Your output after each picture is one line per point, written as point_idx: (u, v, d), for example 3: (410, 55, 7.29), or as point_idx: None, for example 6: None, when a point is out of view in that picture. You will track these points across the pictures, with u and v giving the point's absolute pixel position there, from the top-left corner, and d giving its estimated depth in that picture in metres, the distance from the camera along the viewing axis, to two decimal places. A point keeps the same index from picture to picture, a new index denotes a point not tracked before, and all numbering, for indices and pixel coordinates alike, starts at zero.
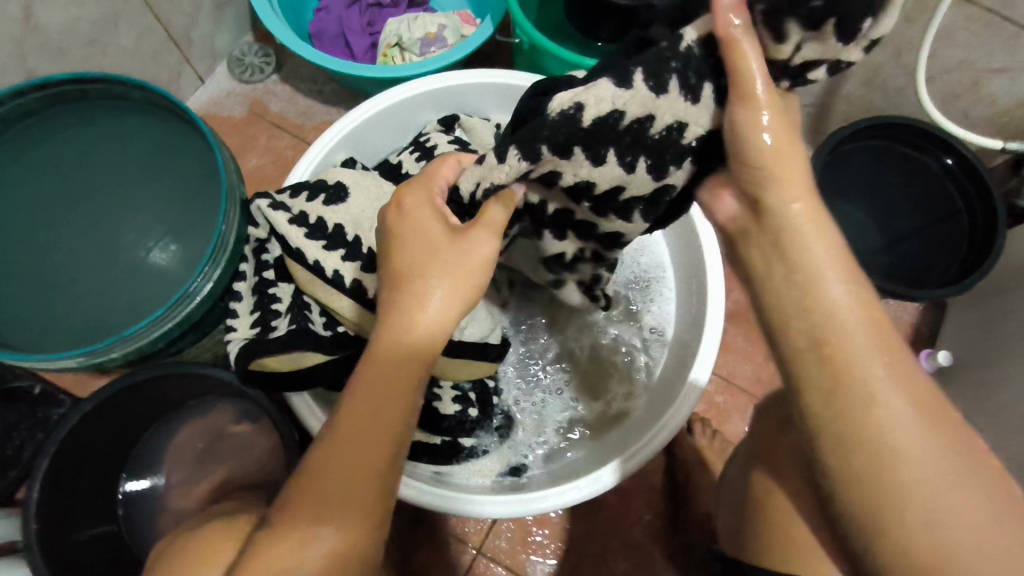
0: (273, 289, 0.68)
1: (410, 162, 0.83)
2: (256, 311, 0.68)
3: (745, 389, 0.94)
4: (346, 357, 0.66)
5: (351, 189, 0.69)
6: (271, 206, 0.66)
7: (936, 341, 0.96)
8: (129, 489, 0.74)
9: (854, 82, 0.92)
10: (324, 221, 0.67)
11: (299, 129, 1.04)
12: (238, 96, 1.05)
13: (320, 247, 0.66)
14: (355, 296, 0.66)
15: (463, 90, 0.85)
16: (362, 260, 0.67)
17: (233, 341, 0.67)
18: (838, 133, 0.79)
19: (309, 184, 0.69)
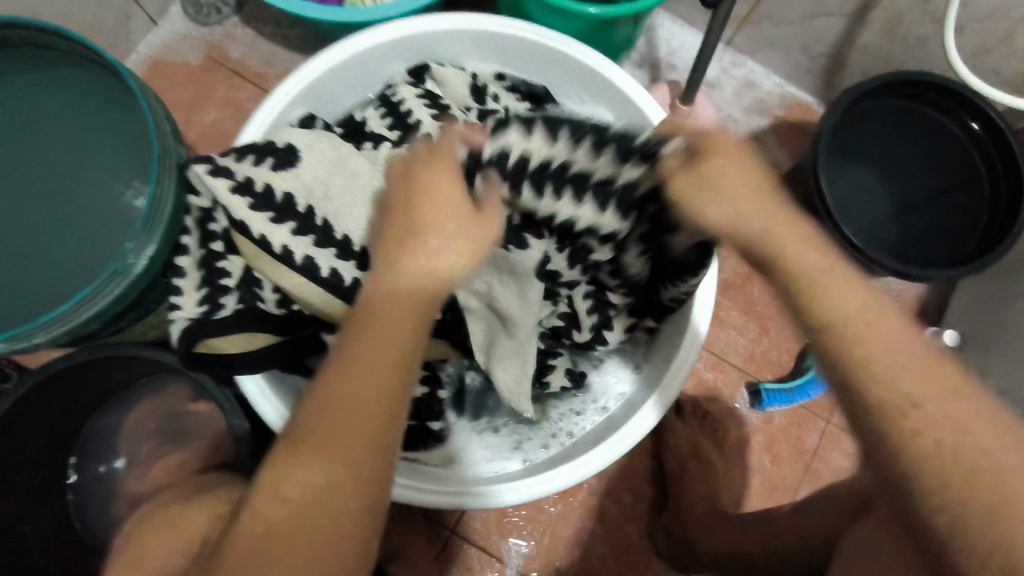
0: (223, 263, 0.62)
1: (376, 120, 0.76)
2: (204, 286, 0.63)
3: (737, 366, 0.89)
4: (301, 338, 0.63)
5: (303, 151, 0.63)
6: (210, 172, 0.59)
7: (942, 318, 0.90)
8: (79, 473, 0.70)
9: (873, 31, 0.83)
10: (272, 189, 0.60)
11: (262, 79, 0.95)
12: (194, 40, 0.95)
13: (268, 219, 0.59)
14: (309, 272, 0.60)
15: (436, 36, 0.77)
16: (315, 233, 0.61)
17: (176, 322, 0.60)
18: (852, 88, 0.71)
19: (257, 146, 0.62)
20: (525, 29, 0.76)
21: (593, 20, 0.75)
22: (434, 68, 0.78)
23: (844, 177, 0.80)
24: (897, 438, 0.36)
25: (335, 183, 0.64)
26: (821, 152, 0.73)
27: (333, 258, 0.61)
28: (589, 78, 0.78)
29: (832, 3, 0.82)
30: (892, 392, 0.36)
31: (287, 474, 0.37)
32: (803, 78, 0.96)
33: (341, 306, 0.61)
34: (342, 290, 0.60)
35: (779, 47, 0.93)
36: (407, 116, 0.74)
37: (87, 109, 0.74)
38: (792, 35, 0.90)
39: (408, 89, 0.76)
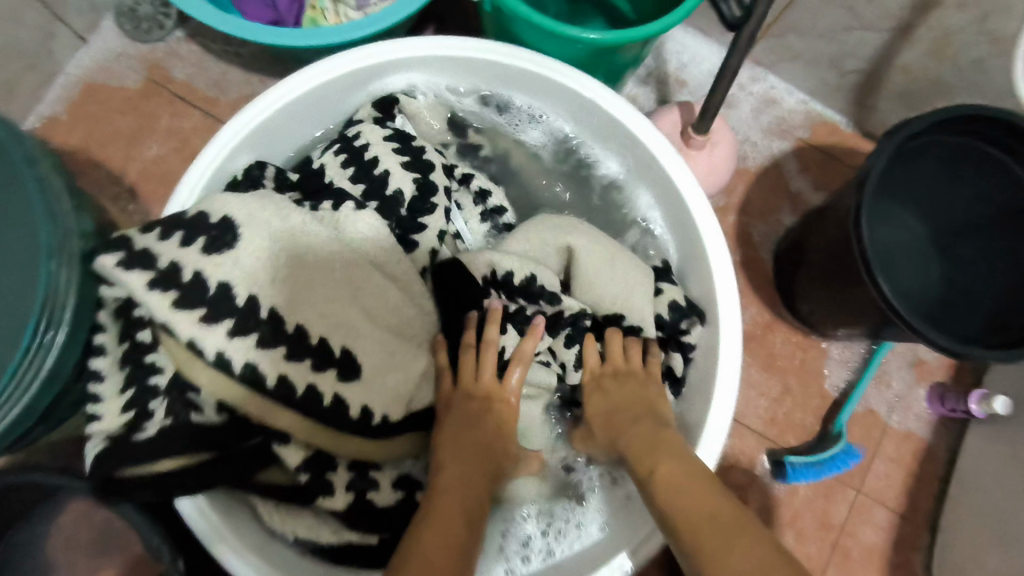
0: (151, 358, 0.52)
1: (335, 167, 0.63)
2: (128, 390, 0.52)
3: (755, 431, 0.79)
4: (248, 453, 0.51)
5: (242, 224, 0.51)
6: (121, 264, 0.47)
7: (984, 373, 0.80)
8: None
9: (917, 48, 0.71)
10: (202, 278, 0.48)
11: (212, 104, 0.82)
12: (132, 59, 0.82)
13: (198, 318, 0.48)
14: (251, 383, 0.49)
15: (406, 64, 0.65)
16: (259, 330, 0.49)
17: (95, 438, 0.50)
18: (903, 129, 0.59)
19: (182, 220, 0.50)
20: (525, 56, 0.64)
21: (593, 47, 0.63)
22: (404, 100, 0.67)
23: (882, 224, 0.68)
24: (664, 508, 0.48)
25: (279, 263, 0.52)
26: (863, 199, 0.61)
27: (282, 361, 0.50)
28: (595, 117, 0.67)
29: (870, 17, 0.70)
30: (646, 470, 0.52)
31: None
32: (831, 95, 0.84)
33: (295, 419, 0.51)
34: (295, 401, 0.50)
35: (804, 61, 0.81)
36: (373, 166, 0.63)
37: None
38: (820, 49, 0.78)
39: (373, 130, 0.64)
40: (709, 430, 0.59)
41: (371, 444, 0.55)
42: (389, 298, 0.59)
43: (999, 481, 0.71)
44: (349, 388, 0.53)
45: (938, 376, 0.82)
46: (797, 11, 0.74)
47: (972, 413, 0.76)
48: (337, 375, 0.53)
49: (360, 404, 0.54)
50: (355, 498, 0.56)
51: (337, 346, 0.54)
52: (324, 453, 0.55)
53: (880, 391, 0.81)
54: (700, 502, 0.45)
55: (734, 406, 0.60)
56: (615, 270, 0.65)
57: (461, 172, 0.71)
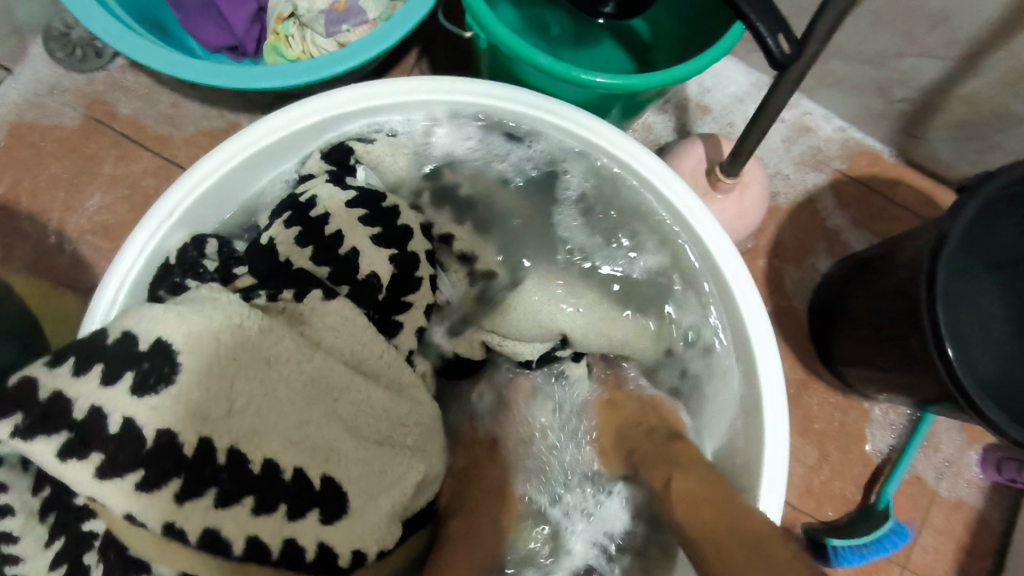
0: (85, 508, 0.42)
1: (287, 240, 0.52)
2: (53, 549, 0.42)
3: (789, 502, 0.71)
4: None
5: (181, 352, 0.41)
6: (22, 434, 0.38)
7: None
8: None
9: (985, 78, 0.61)
10: (135, 429, 0.39)
11: (164, 144, 0.71)
12: (68, 92, 0.71)
13: (131, 485, 0.39)
14: (210, 549, 0.41)
15: (371, 113, 0.54)
16: (217, 484, 0.41)
17: None
18: (997, 178, 0.51)
19: (105, 351, 0.40)
20: (513, 102, 0.52)
21: (598, 92, 0.53)
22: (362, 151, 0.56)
23: (959, 293, 0.57)
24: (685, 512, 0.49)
25: (236, 386, 0.42)
26: (939, 264, 0.52)
27: (249, 518, 0.41)
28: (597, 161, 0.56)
29: (932, 41, 0.61)
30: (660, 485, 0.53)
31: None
32: (874, 123, 0.74)
33: (271, 574, 0.43)
34: (267, 560, 0.42)
35: (845, 86, 0.72)
36: (336, 242, 0.53)
37: None
38: (867, 74, 0.68)
39: (331, 191, 0.54)
40: (768, 483, 0.49)
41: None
42: (374, 403, 0.48)
43: None
44: (333, 529, 0.44)
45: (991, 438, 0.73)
46: (844, 32, 0.65)
47: None
48: (317, 517, 0.44)
49: (349, 548, 0.44)
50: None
51: (318, 479, 0.44)
52: None
53: (928, 457, 0.72)
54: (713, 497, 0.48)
55: (789, 463, 0.50)
56: (611, 334, 0.59)
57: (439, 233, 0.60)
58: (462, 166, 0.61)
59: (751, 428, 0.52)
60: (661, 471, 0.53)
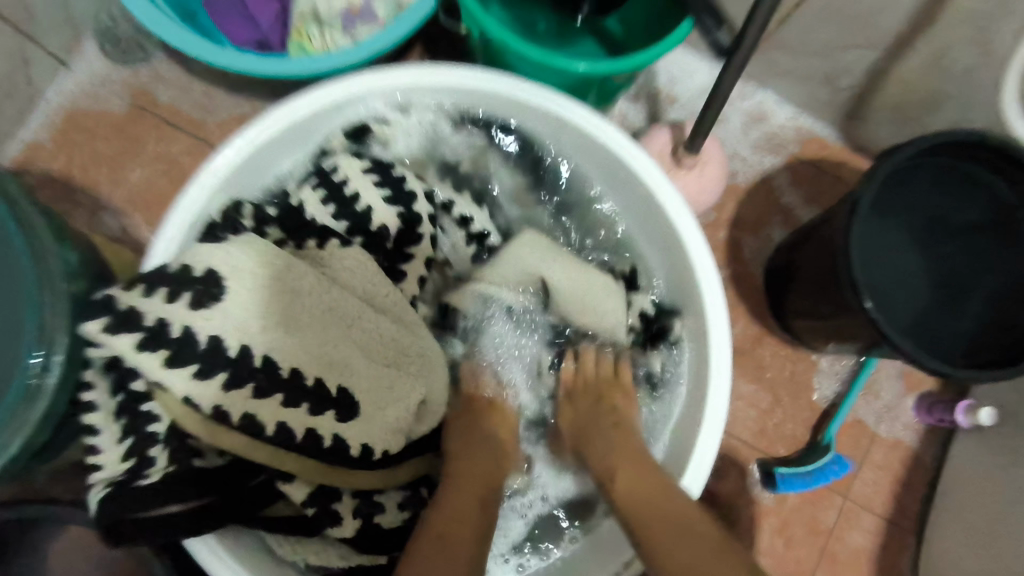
0: (147, 405, 0.51)
1: (315, 204, 0.63)
2: (127, 440, 0.51)
3: (746, 441, 0.81)
4: (251, 494, 0.52)
5: (228, 279, 0.51)
6: (106, 330, 0.47)
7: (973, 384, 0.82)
8: None
9: (911, 65, 0.71)
10: (193, 333, 0.49)
11: (198, 127, 0.81)
12: (115, 83, 0.81)
13: (191, 375, 0.49)
14: (249, 431, 0.50)
15: (384, 92, 0.63)
16: (254, 379, 0.51)
17: (96, 485, 0.50)
18: (900, 152, 0.60)
19: (167, 275, 0.49)
20: (499, 83, 0.62)
21: (583, 76, 0.63)
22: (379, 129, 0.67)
23: (880, 245, 0.66)
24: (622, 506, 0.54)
25: (272, 305, 0.53)
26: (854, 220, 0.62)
27: (278, 408, 0.51)
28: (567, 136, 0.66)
29: (864, 34, 0.70)
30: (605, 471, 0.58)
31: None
32: (822, 109, 0.84)
33: (295, 461, 0.52)
34: (293, 444, 0.51)
35: (796, 77, 0.81)
36: (354, 202, 0.63)
37: None
38: (813, 65, 0.78)
39: (352, 162, 0.64)
40: (711, 411, 0.59)
41: (373, 479, 0.56)
42: (383, 332, 0.58)
43: (981, 488, 0.73)
44: (348, 426, 0.54)
45: (928, 386, 0.83)
46: (790, 28, 0.74)
47: (959, 421, 0.78)
48: (334, 416, 0.54)
49: (360, 441, 0.54)
50: (363, 522, 0.56)
51: (334, 385, 0.54)
52: (329, 489, 0.55)
53: (869, 401, 0.82)
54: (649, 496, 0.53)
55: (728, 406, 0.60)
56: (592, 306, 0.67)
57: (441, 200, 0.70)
58: (460, 146, 0.71)
59: (700, 367, 0.63)
60: (605, 466, 0.58)
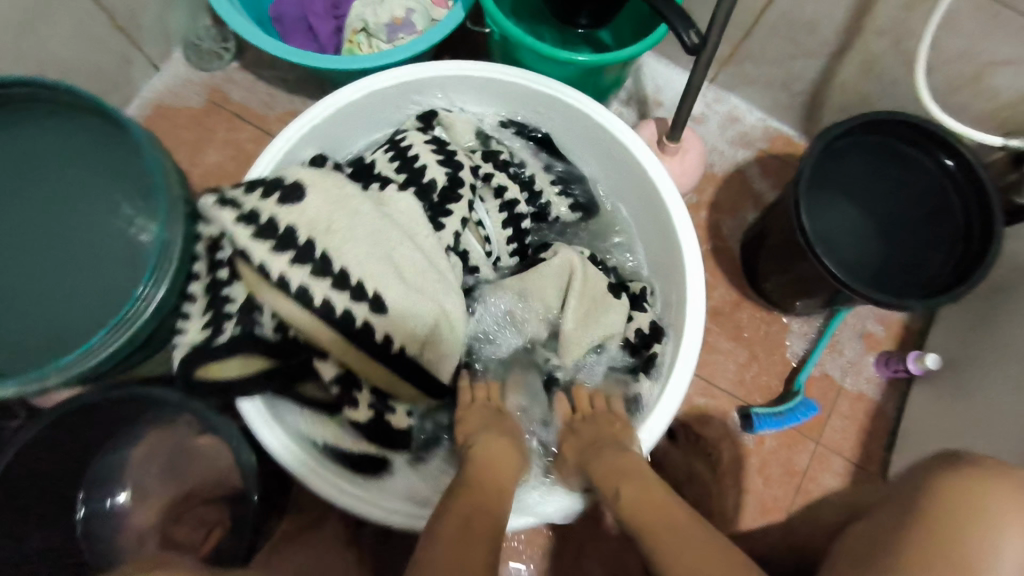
0: (226, 289, 0.64)
1: (384, 161, 0.78)
2: (207, 313, 0.64)
3: (725, 390, 0.93)
4: (291, 366, 0.63)
5: (309, 187, 0.65)
6: (217, 202, 0.62)
7: (924, 342, 0.93)
8: (88, 505, 0.73)
9: (849, 70, 0.86)
10: (275, 220, 0.62)
11: (261, 120, 0.98)
12: (195, 84, 0.98)
13: (268, 248, 0.61)
14: (300, 300, 0.61)
15: (442, 84, 0.80)
16: (312, 262, 0.62)
17: (179, 346, 0.63)
18: (837, 127, 0.73)
19: (266, 180, 0.64)
20: (512, 73, 0.78)
21: (581, 67, 0.78)
22: (442, 115, 0.83)
23: (827, 212, 0.80)
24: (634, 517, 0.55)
25: (334, 216, 0.66)
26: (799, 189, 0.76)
27: (328, 288, 0.62)
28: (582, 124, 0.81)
29: (809, 45, 0.86)
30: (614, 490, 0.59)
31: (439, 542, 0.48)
32: (785, 113, 0.99)
33: (334, 336, 0.63)
34: (331, 320, 0.62)
35: (760, 84, 0.97)
36: (414, 160, 0.78)
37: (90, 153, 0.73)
38: (773, 73, 0.94)
39: (417, 135, 0.79)
40: (684, 354, 0.72)
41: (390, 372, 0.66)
42: (418, 260, 0.69)
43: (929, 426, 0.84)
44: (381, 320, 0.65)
45: (885, 346, 0.95)
46: (751, 42, 0.90)
47: (911, 371, 0.89)
48: (371, 308, 0.64)
49: (385, 332, 0.65)
50: (375, 416, 0.68)
51: (371, 289, 0.64)
52: (354, 375, 0.66)
53: (834, 357, 0.94)
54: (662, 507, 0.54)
55: (695, 363, 0.71)
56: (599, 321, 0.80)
57: (485, 172, 0.83)
58: (509, 139, 0.87)
59: (679, 326, 0.76)
60: (612, 483, 0.60)
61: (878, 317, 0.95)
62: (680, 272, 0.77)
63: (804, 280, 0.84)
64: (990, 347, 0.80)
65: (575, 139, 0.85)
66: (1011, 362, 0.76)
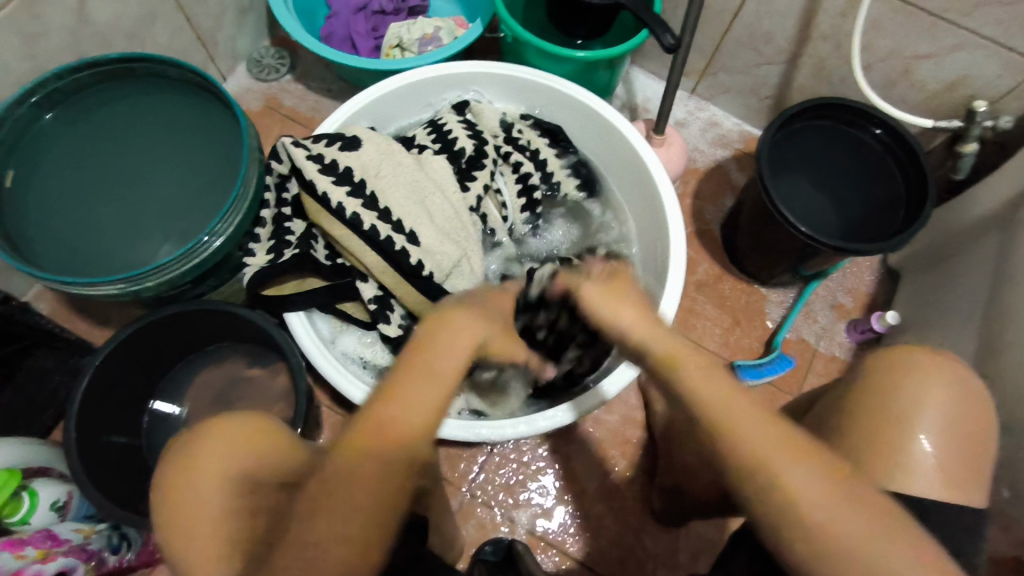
0: (288, 223, 0.82)
1: (423, 135, 0.96)
2: (271, 240, 0.81)
3: (714, 351, 1.03)
4: (340, 285, 0.80)
5: (363, 141, 0.83)
6: (293, 143, 0.78)
7: (889, 309, 1.04)
8: (154, 409, 0.83)
9: (805, 74, 1.03)
10: (337, 162, 0.79)
11: (310, 121, 1.15)
12: (255, 93, 1.16)
13: (330, 182, 0.78)
14: (353, 226, 0.78)
15: (470, 79, 0.98)
16: (364, 198, 0.79)
17: (248, 268, 0.79)
18: (789, 109, 0.87)
19: (331, 134, 0.82)
20: (523, 71, 0.95)
21: (581, 62, 0.94)
22: (472, 104, 0.99)
23: (788, 186, 0.94)
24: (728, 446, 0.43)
25: (382, 165, 0.83)
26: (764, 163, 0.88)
27: (375, 218, 0.79)
28: (588, 117, 0.97)
29: (770, 53, 1.03)
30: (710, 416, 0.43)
31: (332, 509, 0.40)
32: (756, 117, 1.16)
33: (376, 258, 0.79)
34: (375, 242, 0.78)
35: (733, 92, 1.13)
36: (448, 134, 0.95)
37: (164, 112, 0.82)
38: (743, 82, 1.10)
39: (451, 116, 0.96)
40: (666, 297, 0.84)
41: (417, 297, 0.81)
42: (447, 209, 0.85)
43: None
44: (416, 248, 0.80)
45: (855, 314, 1.06)
46: (723, 54, 1.07)
47: (877, 331, 1.00)
48: (407, 239, 0.80)
49: (417, 258, 0.80)
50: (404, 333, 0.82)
51: (408, 226, 0.81)
52: (388, 297, 0.82)
53: (809, 323, 1.05)
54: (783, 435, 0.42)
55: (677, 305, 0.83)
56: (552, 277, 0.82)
57: (505, 152, 0.99)
58: (527, 131, 1.00)
59: (659, 281, 0.88)
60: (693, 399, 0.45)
61: (847, 288, 1.07)
62: (664, 235, 0.91)
63: (773, 250, 0.97)
64: (943, 300, 0.91)
65: (580, 130, 1.00)
66: (959, 308, 0.87)
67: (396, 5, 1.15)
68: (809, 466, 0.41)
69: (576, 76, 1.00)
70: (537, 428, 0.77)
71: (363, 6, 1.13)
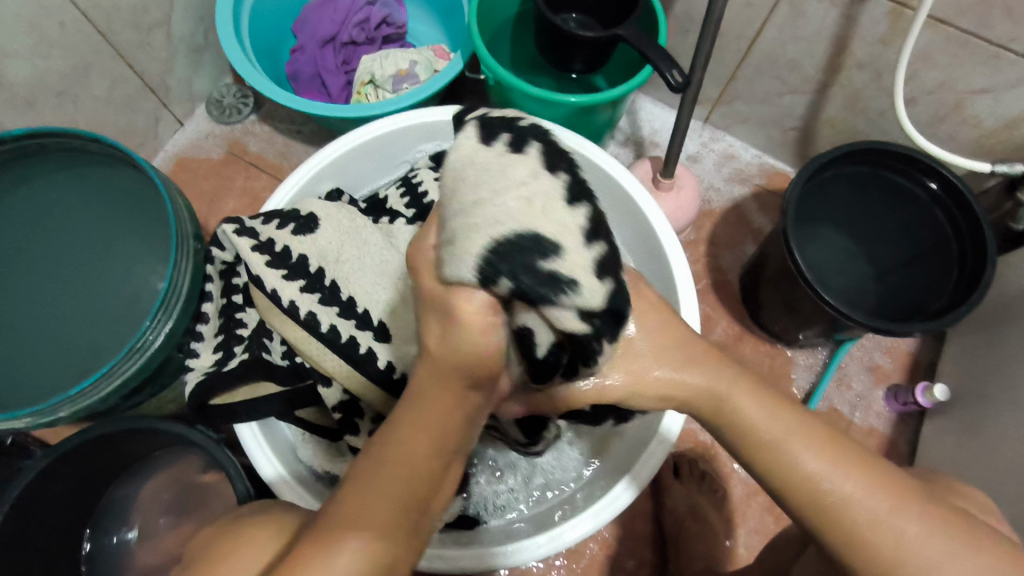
0: (240, 314, 0.71)
1: (395, 197, 0.84)
2: (218, 337, 0.70)
3: None
4: (300, 389, 0.68)
5: (321, 220, 0.71)
6: (236, 231, 0.67)
7: (935, 373, 0.91)
8: (93, 541, 0.73)
9: (836, 105, 0.89)
10: (289, 250, 0.68)
11: (276, 169, 1.04)
12: (216, 137, 1.05)
13: (280, 275, 0.67)
14: (310, 327, 0.66)
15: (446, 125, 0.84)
16: (322, 291, 0.68)
17: (190, 377, 0.68)
18: (818, 159, 0.74)
19: (283, 213, 0.70)
20: (568, 138, 0.76)
21: (576, 107, 0.82)
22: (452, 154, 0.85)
23: (813, 241, 0.83)
24: (778, 471, 0.45)
25: (344, 248, 0.71)
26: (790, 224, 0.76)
27: (335, 315, 0.68)
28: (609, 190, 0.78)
29: (795, 82, 0.88)
30: (770, 442, 0.46)
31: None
32: (779, 150, 1.02)
33: (340, 364, 0.67)
34: (336, 346, 0.66)
35: (753, 122, 0.99)
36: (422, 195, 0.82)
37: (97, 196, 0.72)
38: (763, 112, 0.96)
39: (427, 172, 0.84)
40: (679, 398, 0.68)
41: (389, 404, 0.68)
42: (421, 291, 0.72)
43: (949, 461, 0.80)
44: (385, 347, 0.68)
45: (895, 378, 0.93)
46: (739, 82, 0.93)
47: (921, 404, 0.87)
48: (374, 335, 0.68)
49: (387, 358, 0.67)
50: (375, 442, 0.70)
51: (376, 318, 0.69)
52: (356, 402, 0.70)
53: (842, 391, 0.92)
54: (831, 455, 0.44)
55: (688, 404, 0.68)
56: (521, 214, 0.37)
57: None
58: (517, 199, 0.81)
59: None
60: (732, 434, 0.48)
61: (885, 348, 0.94)
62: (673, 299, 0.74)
63: (803, 316, 0.83)
64: (995, 377, 0.78)
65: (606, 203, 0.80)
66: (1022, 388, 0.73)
67: (369, 35, 1.02)
68: (850, 507, 0.43)
69: (573, 118, 0.86)
70: (540, 553, 0.65)
71: (332, 37, 1.00)
